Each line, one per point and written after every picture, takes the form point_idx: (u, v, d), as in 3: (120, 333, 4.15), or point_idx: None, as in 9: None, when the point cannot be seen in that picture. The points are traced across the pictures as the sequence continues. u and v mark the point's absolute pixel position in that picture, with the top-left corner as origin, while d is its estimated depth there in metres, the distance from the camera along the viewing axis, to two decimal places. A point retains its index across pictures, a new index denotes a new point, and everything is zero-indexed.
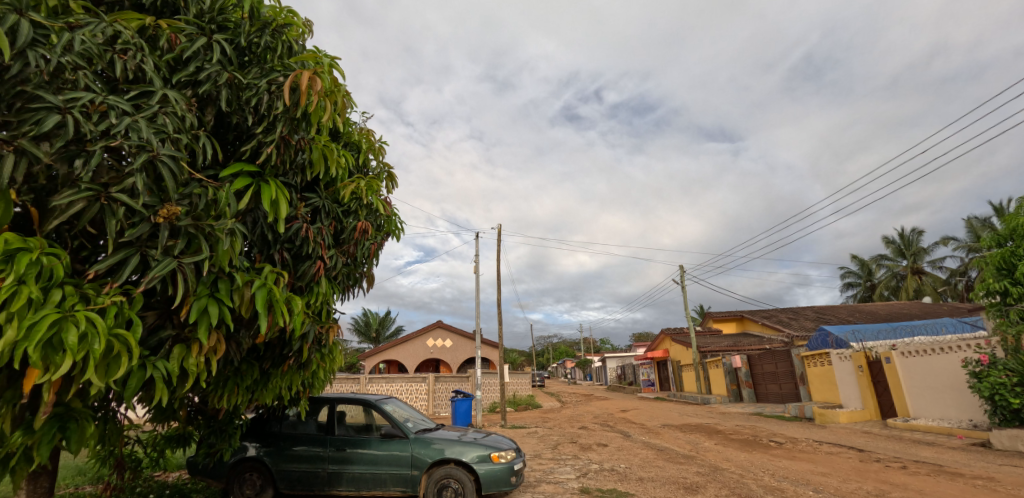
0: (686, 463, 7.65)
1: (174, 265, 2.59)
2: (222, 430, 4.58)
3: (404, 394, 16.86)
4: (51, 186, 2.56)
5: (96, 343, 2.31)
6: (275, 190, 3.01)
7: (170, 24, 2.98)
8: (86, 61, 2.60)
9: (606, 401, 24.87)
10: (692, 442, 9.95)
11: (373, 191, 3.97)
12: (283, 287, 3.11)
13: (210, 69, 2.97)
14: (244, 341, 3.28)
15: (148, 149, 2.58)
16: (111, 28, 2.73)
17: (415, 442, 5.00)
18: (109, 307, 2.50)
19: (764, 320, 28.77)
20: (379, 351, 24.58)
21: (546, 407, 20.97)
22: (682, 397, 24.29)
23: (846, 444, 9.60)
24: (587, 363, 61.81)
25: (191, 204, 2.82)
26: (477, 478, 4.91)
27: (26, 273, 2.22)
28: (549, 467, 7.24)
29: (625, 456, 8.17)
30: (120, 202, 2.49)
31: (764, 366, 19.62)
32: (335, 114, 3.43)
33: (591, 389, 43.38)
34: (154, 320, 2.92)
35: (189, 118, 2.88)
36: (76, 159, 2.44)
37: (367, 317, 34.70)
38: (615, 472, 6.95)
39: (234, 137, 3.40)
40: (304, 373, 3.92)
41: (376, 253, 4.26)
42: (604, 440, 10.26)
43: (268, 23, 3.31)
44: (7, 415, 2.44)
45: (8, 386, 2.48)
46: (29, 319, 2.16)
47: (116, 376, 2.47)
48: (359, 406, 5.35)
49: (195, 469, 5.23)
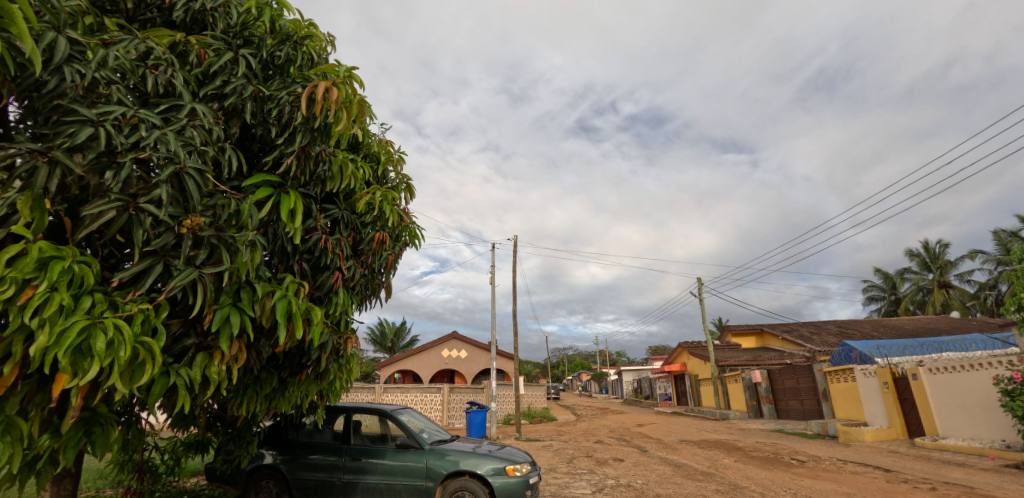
0: (705, 480, 7.46)
1: (195, 275, 2.66)
2: (240, 436, 4.56)
3: (419, 404, 16.81)
4: (83, 197, 2.67)
5: (122, 350, 2.39)
6: (294, 201, 3.07)
7: (199, 40, 3.10)
8: (121, 76, 2.73)
9: (622, 415, 24.39)
10: (711, 458, 9.75)
11: (391, 201, 3.94)
12: (302, 298, 3.17)
13: (235, 83, 3.06)
14: (264, 350, 3.30)
15: (176, 161, 2.68)
16: (143, 44, 2.88)
17: (430, 453, 4.98)
18: (136, 315, 2.59)
19: (784, 334, 28.15)
20: (394, 361, 24.68)
21: (562, 421, 20.71)
22: (700, 411, 23.75)
23: (873, 464, 9.27)
24: (604, 375, 61.34)
25: (215, 215, 2.89)
26: (492, 491, 4.81)
27: (59, 280, 2.32)
28: (565, 482, 7.12)
29: (642, 472, 8.00)
30: (148, 212, 2.58)
31: (786, 381, 19.11)
32: (354, 124, 3.43)
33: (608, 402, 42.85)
34: (178, 328, 2.98)
35: (216, 131, 2.97)
36: (107, 171, 2.54)
37: (382, 327, 34.86)
38: (632, 488, 6.81)
39: (258, 148, 3.45)
40: (322, 383, 3.91)
41: (394, 263, 4.27)
42: (621, 454, 10.07)
43: (290, 37, 3.41)
44: (36, 418, 2.57)
45: (39, 390, 2.60)
46: (61, 325, 2.25)
47: (139, 383, 2.54)
48: (375, 416, 5.36)
49: (213, 476, 5.23)
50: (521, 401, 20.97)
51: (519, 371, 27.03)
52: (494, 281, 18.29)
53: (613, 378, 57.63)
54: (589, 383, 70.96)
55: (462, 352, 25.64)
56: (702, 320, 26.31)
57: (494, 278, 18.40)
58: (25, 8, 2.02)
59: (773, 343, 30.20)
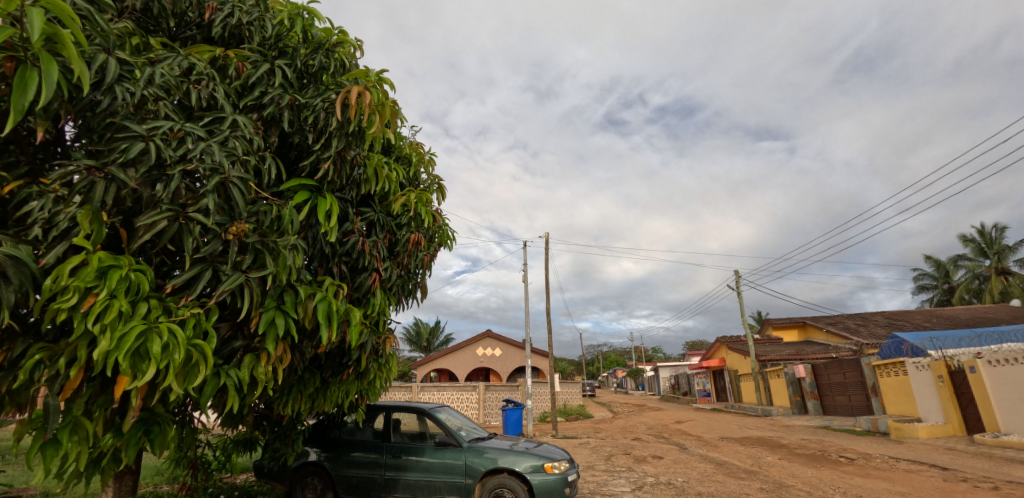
0: (748, 478, 7.25)
1: (241, 279, 2.77)
2: (286, 435, 4.72)
3: (456, 402, 17.02)
4: (137, 208, 2.81)
5: (176, 353, 2.51)
6: (331, 204, 3.14)
7: (237, 53, 3.22)
8: (166, 92, 2.86)
9: (660, 412, 23.99)
10: (753, 456, 9.46)
11: (424, 202, 3.97)
12: (342, 299, 3.25)
13: (273, 93, 3.15)
14: (307, 351, 3.40)
15: (221, 171, 2.79)
16: (186, 61, 3.02)
17: (468, 451, 5.03)
18: (188, 319, 2.71)
19: (829, 327, 27.04)
20: (430, 359, 25.08)
21: (599, 418, 20.55)
22: (741, 408, 23.13)
23: (928, 462, 8.78)
24: (640, 371, 60.51)
25: (259, 221, 3.00)
26: (531, 488, 4.82)
27: (117, 288, 2.46)
28: (604, 479, 7.06)
29: (682, 469, 7.83)
30: (196, 220, 2.70)
31: (831, 376, 18.37)
32: (387, 128, 3.47)
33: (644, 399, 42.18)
34: (227, 331, 3.11)
35: (256, 140, 3.08)
36: (158, 183, 2.67)
37: (417, 327, 35.42)
38: (672, 486, 6.68)
39: (296, 155, 3.56)
40: (362, 382, 3.99)
41: (429, 263, 4.31)
42: (660, 452, 9.91)
43: (322, 45, 3.50)
44: (100, 418, 2.75)
45: (102, 391, 2.78)
46: (121, 330, 2.39)
47: (193, 384, 2.67)
48: (413, 414, 5.45)
49: (261, 472, 5.43)
50: (557, 399, 20.95)
51: (553, 368, 26.96)
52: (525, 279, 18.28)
53: (650, 374, 56.83)
54: (624, 380, 70.06)
55: (497, 350, 25.80)
56: (740, 314, 25.55)
57: (526, 277, 18.37)
58: (77, 35, 2.20)
59: (817, 337, 29.06)
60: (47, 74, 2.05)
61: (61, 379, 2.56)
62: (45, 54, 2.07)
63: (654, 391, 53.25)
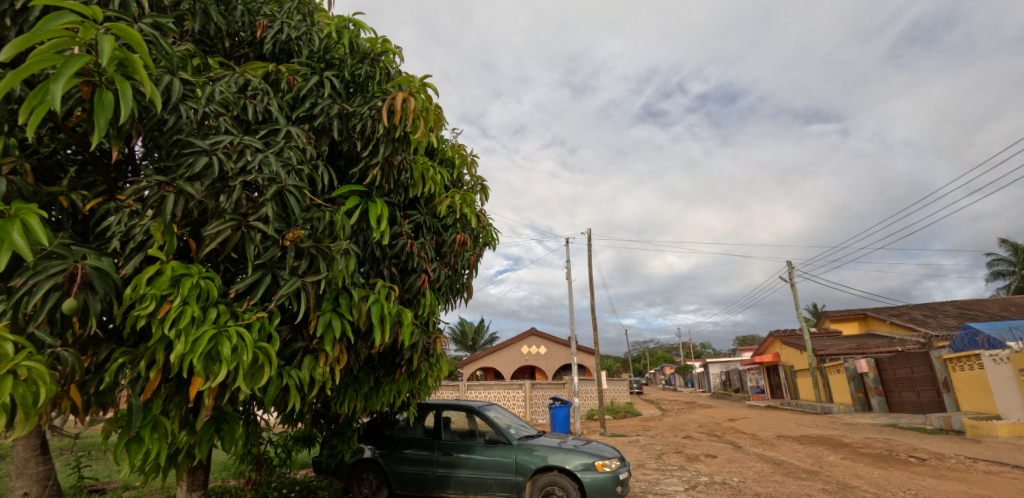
0: (809, 479, 6.93)
1: (299, 283, 2.89)
2: (343, 432, 4.90)
3: (503, 400, 17.20)
4: (203, 219, 2.98)
5: (244, 355, 2.65)
6: (381, 209, 3.23)
7: (288, 67, 3.37)
8: (226, 108, 3.03)
9: (711, 409, 23.33)
10: (813, 455, 9.03)
11: (468, 203, 4.01)
12: (394, 301, 3.33)
13: (322, 103, 3.28)
14: (361, 351, 3.51)
15: (278, 181, 2.92)
16: (242, 77, 3.18)
17: (518, 448, 5.06)
18: (253, 323, 2.85)
19: (893, 319, 25.43)
20: (477, 358, 25.44)
21: (648, 416, 20.21)
22: (799, 405, 22.16)
23: (1010, 463, 8.09)
24: (688, 368, 58.99)
25: (314, 227, 3.12)
26: (582, 486, 4.80)
27: (189, 295, 2.62)
28: (655, 478, 6.94)
29: (738, 469, 7.57)
30: (257, 228, 2.84)
31: (898, 371, 17.32)
32: (431, 131, 3.53)
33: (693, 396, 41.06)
34: (288, 334, 3.26)
35: (309, 150, 3.21)
36: (221, 194, 2.82)
37: (463, 326, 35.97)
38: (728, 486, 6.48)
39: (345, 162, 3.68)
40: (414, 381, 4.10)
41: (475, 263, 4.36)
42: (713, 450, 9.62)
43: (367, 54, 3.60)
44: (177, 417, 2.95)
45: (177, 392, 2.98)
46: (194, 334, 2.54)
47: (259, 384, 2.81)
48: (462, 412, 5.54)
49: (320, 468, 5.66)
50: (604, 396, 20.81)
51: (598, 366, 26.69)
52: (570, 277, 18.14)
53: (699, 371, 55.31)
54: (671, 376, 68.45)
55: (541, 349, 25.85)
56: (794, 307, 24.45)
57: (569, 274, 18.29)
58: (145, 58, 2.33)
59: (880, 329, 27.39)
60: (123, 94, 2.19)
61: (142, 380, 2.76)
62: (118, 76, 2.21)
63: (704, 388, 51.76)
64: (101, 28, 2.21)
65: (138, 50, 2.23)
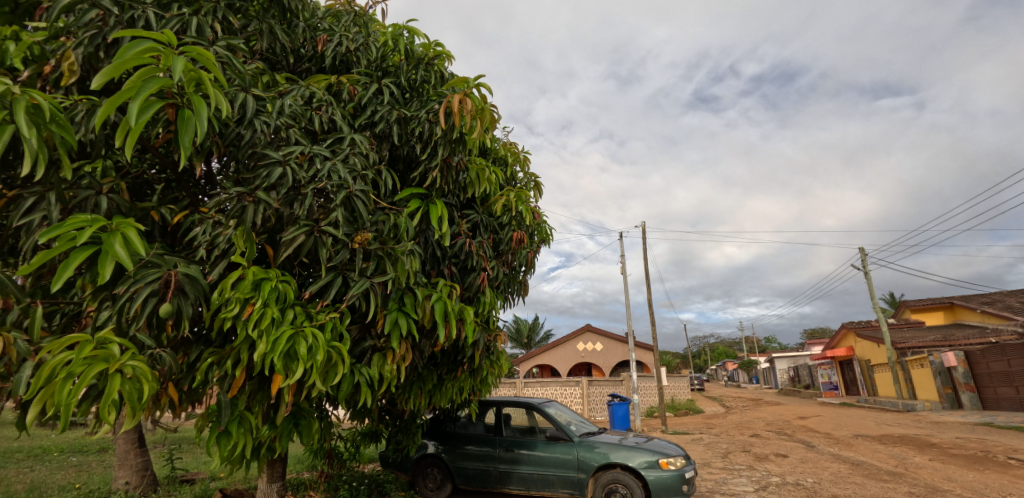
0: (893, 481, 6.46)
1: (368, 284, 3.01)
2: (407, 428, 5.07)
3: (562, 397, 17.17)
4: (278, 226, 3.17)
5: (320, 353, 2.79)
6: (442, 210, 3.31)
7: (349, 78, 3.52)
8: (294, 120, 3.21)
9: (778, 406, 22.23)
10: (897, 456, 8.39)
11: (523, 200, 4.03)
12: (456, 299, 3.40)
13: (382, 110, 3.41)
14: (425, 349, 3.61)
15: (346, 186, 3.05)
16: (307, 90, 3.36)
17: (579, 445, 5.03)
18: (326, 323, 3.00)
19: (986, 307, 23.19)
20: (532, 355, 25.56)
21: (711, 413, 19.52)
22: (877, 401, 20.73)
23: None
24: (751, 363, 56.49)
25: (379, 229, 3.24)
26: (646, 485, 4.72)
27: (269, 297, 2.79)
28: (722, 478, 6.71)
29: (812, 469, 7.17)
30: (328, 233, 2.98)
31: (993, 364, 15.90)
32: (487, 131, 3.58)
33: (758, 393, 39.23)
34: (357, 333, 3.40)
35: (372, 155, 3.34)
36: (295, 202, 2.99)
37: (517, 324, 36.15)
38: (802, 487, 6.16)
39: (404, 166, 3.81)
40: (475, 378, 4.18)
41: (531, 261, 4.39)
42: (784, 450, 9.16)
43: (422, 60, 3.72)
44: (259, 413, 3.15)
45: (259, 389, 3.18)
46: (275, 334, 2.70)
47: (334, 381, 2.95)
48: (522, 409, 5.57)
49: (386, 463, 5.89)
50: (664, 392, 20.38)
51: (659, 362, 26.04)
52: (625, 271, 17.77)
53: (763, 366, 52.80)
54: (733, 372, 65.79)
55: (597, 345, 25.57)
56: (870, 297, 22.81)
57: (624, 268, 17.97)
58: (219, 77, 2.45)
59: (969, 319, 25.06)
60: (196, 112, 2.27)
61: (230, 378, 2.97)
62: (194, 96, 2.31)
63: (770, 384, 49.35)
64: (176, 53, 2.34)
65: (210, 70, 2.38)
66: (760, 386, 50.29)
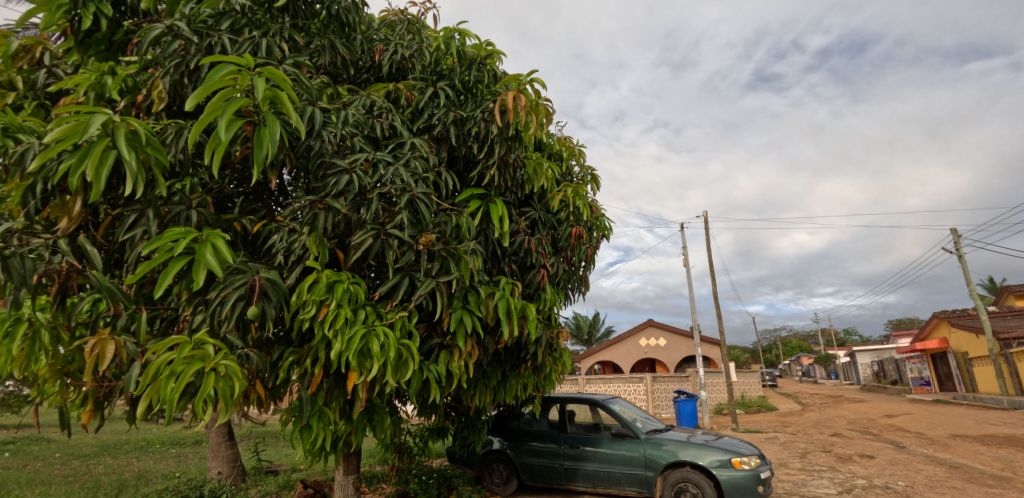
0: (1001, 487, 5.83)
1: (433, 284, 3.10)
2: (473, 424, 5.19)
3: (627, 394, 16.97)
4: (347, 231, 3.32)
5: (391, 351, 2.90)
6: (501, 208, 3.34)
7: (406, 84, 3.64)
8: (358, 128, 3.34)
9: (862, 404, 20.67)
10: (1005, 459, 7.55)
11: (581, 195, 3.99)
12: (518, 296, 3.43)
13: (439, 113, 3.49)
14: (489, 346, 3.67)
15: (409, 189, 3.15)
16: (368, 99, 3.49)
17: (646, 443, 4.94)
18: (395, 322, 3.12)
19: None
20: (594, 352, 25.38)
21: (787, 411, 18.49)
22: (978, 399, 18.78)
23: None
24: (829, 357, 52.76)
25: (442, 230, 3.31)
26: (718, 484, 4.56)
27: (343, 299, 2.93)
28: (801, 479, 6.35)
29: (904, 472, 6.61)
30: (394, 235, 3.10)
31: None
32: (541, 127, 3.57)
33: (838, 389, 36.60)
34: (423, 331, 3.52)
35: (431, 158, 3.43)
36: (362, 206, 3.12)
37: (578, 320, 35.96)
38: (893, 491, 5.70)
39: (462, 167, 3.89)
40: (539, 375, 4.20)
41: (591, 256, 4.35)
42: (870, 450, 8.51)
43: (474, 60, 3.78)
44: (337, 407, 3.33)
45: (336, 386, 3.36)
46: (350, 333, 2.84)
47: (404, 378, 3.05)
48: (586, 406, 5.54)
49: (454, 457, 6.05)
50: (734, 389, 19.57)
51: (726, 357, 25.01)
52: (688, 264, 17.25)
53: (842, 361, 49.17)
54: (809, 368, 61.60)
55: (660, 340, 24.96)
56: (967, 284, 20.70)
57: (687, 260, 17.44)
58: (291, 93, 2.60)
59: None
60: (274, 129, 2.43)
61: (310, 376, 3.16)
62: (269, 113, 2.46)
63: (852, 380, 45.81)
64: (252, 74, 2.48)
65: (282, 87, 2.50)
66: (840, 382, 46.86)
